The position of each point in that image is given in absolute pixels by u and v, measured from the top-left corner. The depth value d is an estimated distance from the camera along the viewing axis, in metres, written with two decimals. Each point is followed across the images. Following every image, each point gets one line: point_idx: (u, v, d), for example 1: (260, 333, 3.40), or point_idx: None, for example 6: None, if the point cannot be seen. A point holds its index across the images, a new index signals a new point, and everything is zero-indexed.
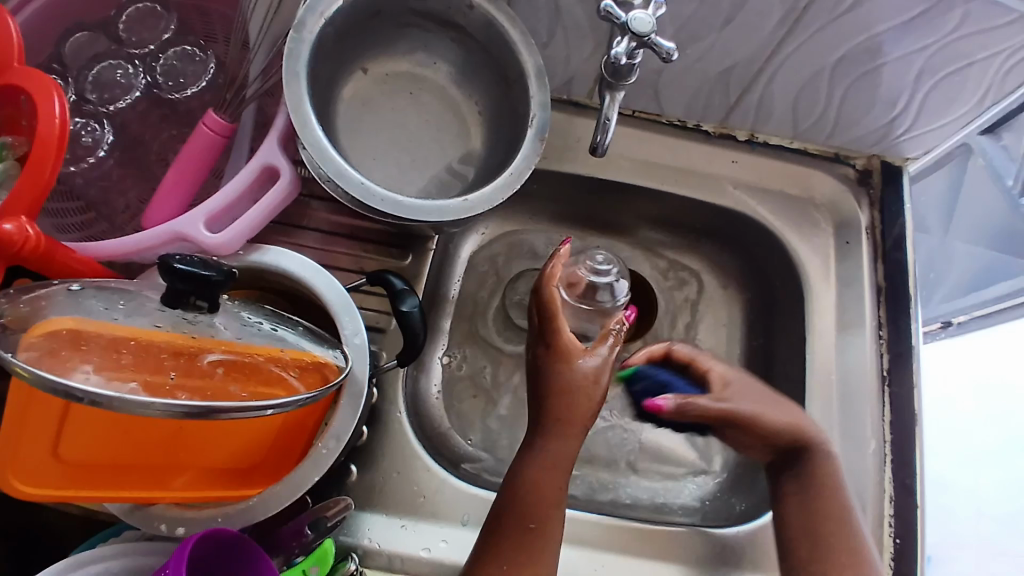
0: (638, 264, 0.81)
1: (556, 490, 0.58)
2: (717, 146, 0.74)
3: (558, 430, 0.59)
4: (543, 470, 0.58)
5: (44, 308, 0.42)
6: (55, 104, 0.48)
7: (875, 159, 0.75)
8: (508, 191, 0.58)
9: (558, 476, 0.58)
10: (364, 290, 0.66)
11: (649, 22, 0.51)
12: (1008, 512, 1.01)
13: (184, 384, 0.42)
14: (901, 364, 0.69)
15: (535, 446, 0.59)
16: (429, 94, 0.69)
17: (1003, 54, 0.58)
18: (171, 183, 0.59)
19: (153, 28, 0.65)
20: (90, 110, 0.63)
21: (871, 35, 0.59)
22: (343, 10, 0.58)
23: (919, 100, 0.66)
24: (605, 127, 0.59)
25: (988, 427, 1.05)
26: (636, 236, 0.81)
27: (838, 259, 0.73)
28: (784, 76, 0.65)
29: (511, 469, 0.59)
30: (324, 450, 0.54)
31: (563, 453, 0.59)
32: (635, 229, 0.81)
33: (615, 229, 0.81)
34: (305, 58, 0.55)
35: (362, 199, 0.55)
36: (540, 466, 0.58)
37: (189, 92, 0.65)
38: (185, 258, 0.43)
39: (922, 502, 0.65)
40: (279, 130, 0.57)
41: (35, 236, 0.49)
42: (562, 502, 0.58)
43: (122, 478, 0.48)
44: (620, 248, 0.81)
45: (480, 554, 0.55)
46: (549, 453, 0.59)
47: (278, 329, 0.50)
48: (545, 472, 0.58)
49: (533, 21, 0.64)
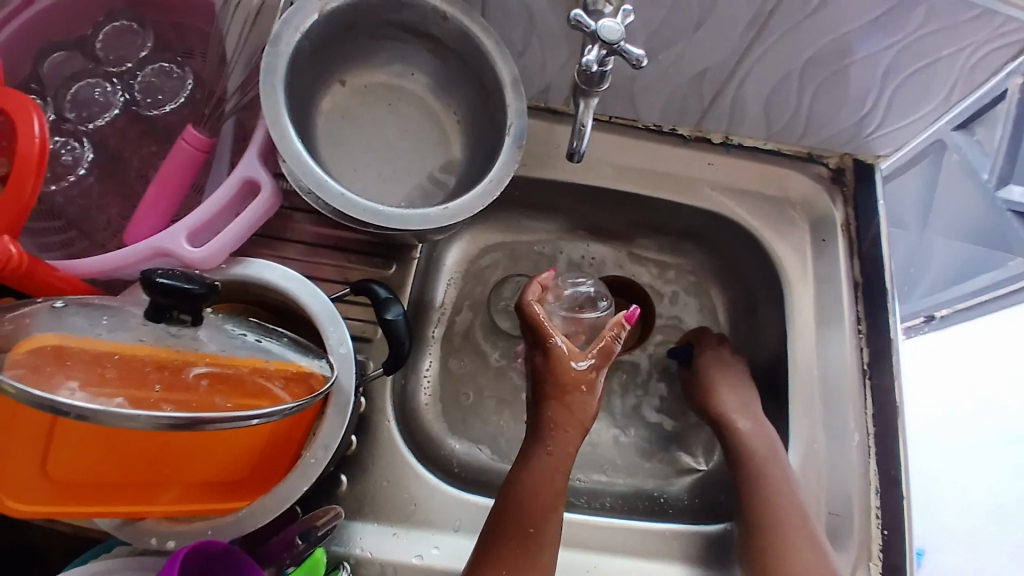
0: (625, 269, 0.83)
1: (556, 504, 0.59)
2: (693, 149, 0.76)
3: (552, 441, 0.61)
4: (540, 484, 0.59)
5: (27, 325, 0.42)
6: (34, 122, 0.49)
7: (848, 157, 0.77)
8: (487, 198, 0.59)
9: (556, 489, 0.60)
10: (348, 300, 0.67)
11: (619, 30, 0.52)
12: (994, 500, 1.03)
13: (169, 397, 0.42)
14: (881, 357, 0.70)
15: (532, 455, 0.61)
16: (408, 105, 0.70)
17: (966, 51, 0.60)
18: (153, 198, 0.59)
19: (129, 45, 0.65)
20: (70, 129, 0.64)
21: (838, 35, 0.60)
22: (320, 24, 0.58)
23: (888, 97, 0.67)
24: (581, 134, 0.60)
25: (974, 417, 1.06)
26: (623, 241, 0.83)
27: (815, 256, 0.75)
28: (755, 78, 0.67)
29: (511, 473, 0.61)
30: (313, 459, 0.54)
31: (560, 465, 0.61)
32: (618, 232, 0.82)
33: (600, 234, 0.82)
34: (283, 72, 0.56)
35: (344, 210, 0.56)
36: (538, 477, 0.60)
37: (167, 109, 0.65)
38: (168, 272, 0.44)
39: (908, 492, 0.67)
40: (258, 144, 0.57)
41: (17, 254, 0.49)
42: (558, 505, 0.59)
43: (110, 495, 0.48)
44: (607, 253, 0.83)
45: (480, 554, 0.57)
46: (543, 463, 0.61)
47: (263, 340, 0.50)
48: (536, 478, 0.60)
49: (508, 30, 0.65)
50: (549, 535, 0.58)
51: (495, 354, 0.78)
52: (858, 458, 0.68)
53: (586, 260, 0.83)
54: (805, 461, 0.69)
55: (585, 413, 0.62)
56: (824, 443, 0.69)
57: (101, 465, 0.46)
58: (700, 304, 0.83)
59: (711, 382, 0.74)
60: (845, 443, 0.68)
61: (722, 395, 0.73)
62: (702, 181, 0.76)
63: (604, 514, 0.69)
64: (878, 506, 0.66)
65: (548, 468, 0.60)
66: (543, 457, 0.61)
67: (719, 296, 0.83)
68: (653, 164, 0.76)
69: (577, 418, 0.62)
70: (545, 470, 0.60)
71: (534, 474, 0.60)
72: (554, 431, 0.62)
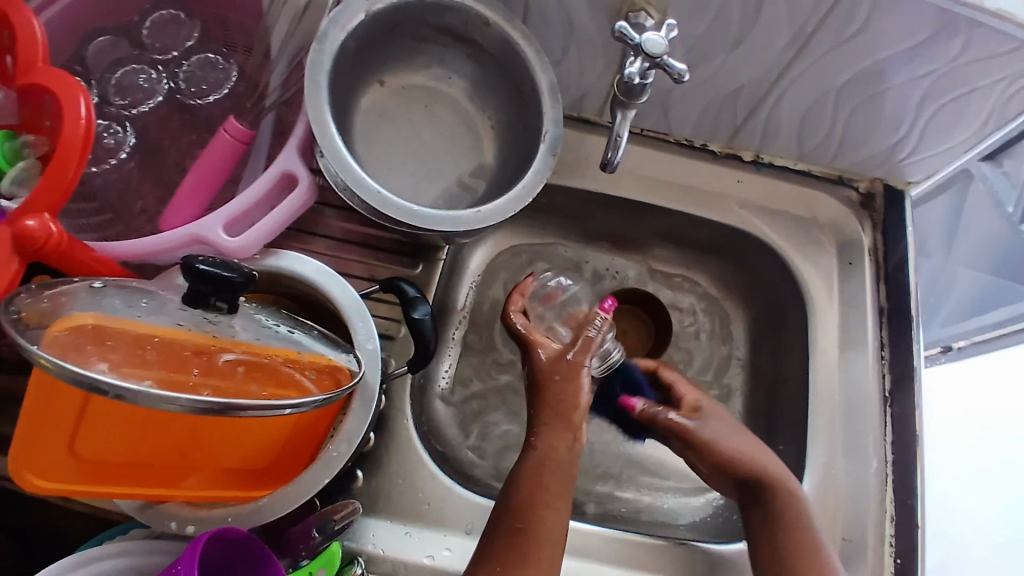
0: (642, 283, 0.83)
1: (556, 506, 0.58)
2: (723, 166, 0.76)
3: (552, 424, 0.62)
4: (543, 483, 0.59)
5: (65, 303, 0.43)
6: (81, 105, 0.50)
7: (879, 182, 0.77)
8: (519, 204, 0.59)
9: (558, 486, 0.59)
10: (374, 298, 0.67)
11: (663, 43, 0.53)
12: (1007, 536, 1.01)
13: (205, 382, 0.43)
14: (904, 384, 0.70)
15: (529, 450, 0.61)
16: (443, 108, 0.70)
17: (1004, 82, 0.60)
18: (192, 186, 0.60)
19: (175, 34, 0.66)
20: (113, 112, 0.65)
21: (877, 60, 0.60)
22: (364, 23, 0.59)
23: (922, 124, 0.67)
24: (616, 144, 0.60)
25: (990, 451, 1.05)
26: (646, 253, 0.83)
27: (841, 280, 0.74)
28: (790, 98, 0.67)
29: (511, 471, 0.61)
30: (335, 452, 0.54)
31: (563, 462, 0.60)
32: (643, 245, 0.82)
33: (624, 245, 0.83)
34: (326, 69, 0.57)
35: (379, 208, 0.56)
36: (533, 476, 0.59)
37: (211, 101, 0.66)
38: (208, 259, 0.45)
39: (924, 521, 0.66)
40: (298, 139, 0.58)
41: (57, 233, 0.50)
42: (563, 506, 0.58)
43: (135, 476, 0.49)
44: (629, 265, 0.83)
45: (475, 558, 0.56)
46: (539, 459, 0.60)
47: (295, 332, 0.51)
48: (536, 474, 0.59)
49: (548, 39, 0.65)
50: (549, 539, 0.56)
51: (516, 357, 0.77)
52: (876, 485, 0.67)
53: (609, 272, 0.83)
54: (823, 485, 0.68)
55: (570, 403, 0.62)
56: (842, 468, 0.69)
57: (129, 444, 0.47)
58: (721, 321, 0.83)
59: (710, 438, 0.65)
60: (864, 470, 0.68)
61: (722, 441, 0.64)
62: (731, 198, 0.77)
63: (615, 526, 0.69)
64: (893, 536, 0.65)
65: (552, 460, 0.60)
66: (540, 451, 0.60)
67: (739, 313, 0.83)
68: (682, 178, 0.76)
69: (565, 412, 0.62)
70: (545, 466, 0.59)
71: (530, 471, 0.59)
72: (543, 427, 0.62)
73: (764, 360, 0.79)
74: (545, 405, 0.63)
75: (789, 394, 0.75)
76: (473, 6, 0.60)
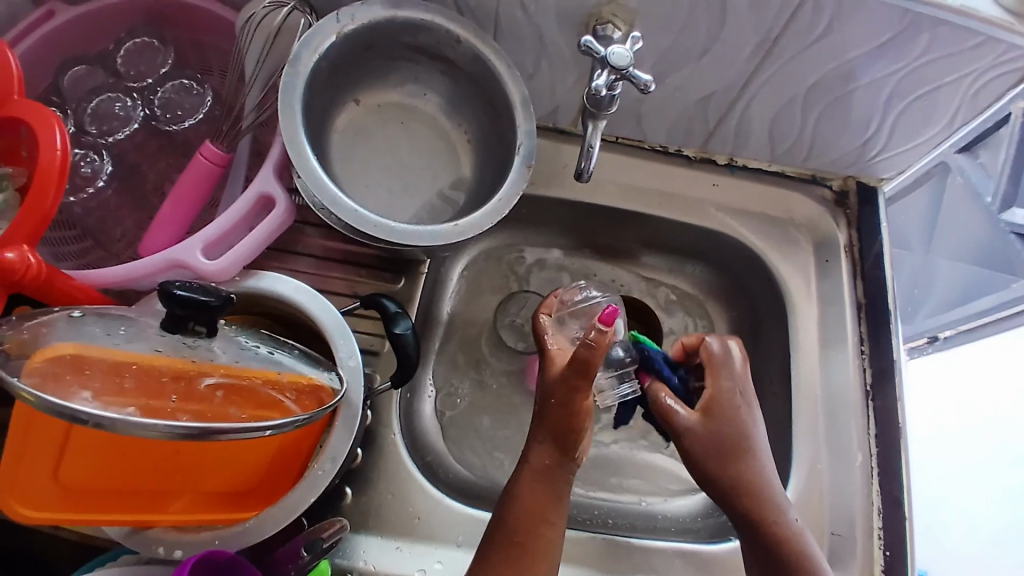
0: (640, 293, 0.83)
1: (551, 519, 0.58)
2: (697, 170, 0.77)
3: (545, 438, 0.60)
4: (541, 497, 0.58)
5: (45, 334, 0.43)
6: (55, 135, 0.50)
7: (852, 179, 0.78)
8: (496, 216, 0.60)
9: (552, 500, 0.59)
10: (357, 314, 0.68)
11: (628, 56, 0.54)
12: (997, 525, 1.02)
13: (185, 407, 0.43)
14: (884, 378, 0.71)
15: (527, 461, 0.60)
16: (419, 124, 0.71)
17: (969, 77, 0.61)
18: (170, 211, 0.60)
19: (150, 61, 0.67)
20: (89, 141, 0.65)
21: (843, 62, 0.61)
22: (337, 45, 0.60)
23: (891, 122, 0.68)
24: (590, 154, 0.61)
25: (977, 439, 1.06)
26: (637, 262, 0.83)
27: (818, 277, 0.76)
28: (760, 102, 0.68)
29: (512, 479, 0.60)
30: (320, 471, 0.55)
31: (554, 477, 0.59)
32: (635, 253, 0.83)
33: (617, 254, 0.83)
34: (300, 91, 0.58)
35: (356, 225, 0.57)
36: (527, 487, 0.59)
37: (186, 124, 0.67)
38: (185, 285, 0.45)
39: (911, 514, 0.67)
40: (274, 160, 0.59)
41: (36, 263, 0.50)
42: (553, 522, 0.58)
43: (121, 502, 0.49)
44: (622, 274, 0.83)
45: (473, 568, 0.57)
46: (535, 471, 0.59)
47: (275, 353, 0.51)
48: (534, 488, 0.59)
49: (519, 53, 0.66)
50: (547, 551, 0.57)
51: (500, 366, 0.78)
52: (862, 480, 0.68)
53: (615, 285, 0.83)
54: (809, 481, 0.69)
55: (566, 427, 0.58)
56: (828, 463, 0.69)
57: (112, 471, 0.47)
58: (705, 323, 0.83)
59: (688, 446, 0.61)
60: (849, 464, 0.68)
61: (695, 454, 0.60)
62: (707, 201, 0.78)
63: (605, 531, 0.69)
64: (881, 528, 0.66)
65: (545, 477, 0.59)
66: (527, 466, 0.60)
67: (723, 314, 0.83)
68: (658, 184, 0.77)
69: (561, 437, 0.59)
70: (536, 481, 0.59)
71: (520, 483, 0.59)
72: (536, 441, 0.60)
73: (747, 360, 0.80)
74: (541, 420, 0.60)
75: (772, 393, 0.75)
76: (444, 24, 0.61)
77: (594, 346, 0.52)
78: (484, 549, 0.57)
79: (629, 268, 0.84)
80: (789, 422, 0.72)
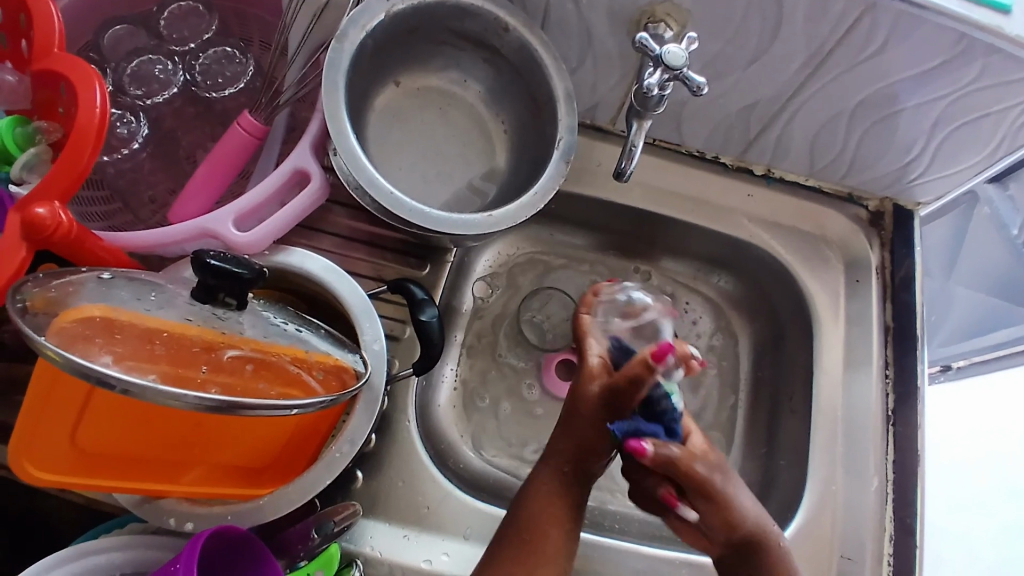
0: (693, 304, 0.82)
1: (566, 521, 0.57)
2: (733, 179, 0.76)
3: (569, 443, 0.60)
4: (555, 495, 0.58)
5: (73, 293, 0.42)
6: (96, 94, 0.49)
7: (889, 202, 0.77)
8: (531, 210, 0.59)
9: (567, 500, 0.58)
10: (382, 297, 0.67)
11: (682, 56, 0.53)
12: (1002, 562, 0.99)
13: (215, 379, 0.43)
14: (906, 406, 0.70)
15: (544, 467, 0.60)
16: (457, 111, 0.70)
17: (1020, 107, 0.59)
18: (201, 180, 0.60)
19: (194, 26, 0.66)
20: (127, 102, 0.64)
21: (891, 82, 0.60)
22: (384, 24, 0.59)
23: (934, 146, 0.67)
24: (631, 154, 0.60)
25: (986, 473, 1.03)
26: (672, 272, 0.82)
27: (848, 297, 0.74)
28: (805, 115, 0.67)
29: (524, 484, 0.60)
30: (338, 453, 0.54)
31: (572, 480, 0.59)
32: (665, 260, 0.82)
33: (651, 261, 0.82)
34: (344, 68, 0.57)
35: (391, 209, 0.56)
36: (543, 489, 0.59)
37: (226, 93, 0.66)
38: (218, 255, 0.45)
39: (922, 543, 0.66)
40: (312, 136, 0.58)
41: (67, 222, 0.49)
42: (573, 524, 0.58)
43: (136, 470, 0.48)
44: (663, 279, 0.82)
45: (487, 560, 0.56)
46: (552, 474, 0.59)
47: (303, 331, 0.51)
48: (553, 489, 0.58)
49: (565, 47, 0.65)
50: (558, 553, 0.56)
51: (518, 362, 0.77)
52: (876, 506, 0.67)
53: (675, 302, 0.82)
54: (821, 504, 0.68)
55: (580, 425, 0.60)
56: (842, 486, 0.68)
57: (132, 435, 0.47)
58: (727, 333, 0.82)
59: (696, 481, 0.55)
60: (864, 489, 0.67)
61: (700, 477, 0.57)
62: (740, 212, 0.76)
63: (611, 535, 0.68)
64: (891, 554, 0.65)
65: (562, 478, 0.59)
66: (546, 467, 0.60)
67: (748, 329, 0.81)
68: (691, 191, 0.76)
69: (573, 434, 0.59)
70: (552, 480, 0.59)
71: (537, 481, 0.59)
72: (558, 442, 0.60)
73: (766, 375, 0.78)
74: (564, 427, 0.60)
75: (791, 410, 0.74)
76: (492, 12, 0.60)
77: (642, 380, 0.56)
78: (500, 544, 0.56)
79: (669, 277, 0.82)
80: (805, 441, 0.71)
